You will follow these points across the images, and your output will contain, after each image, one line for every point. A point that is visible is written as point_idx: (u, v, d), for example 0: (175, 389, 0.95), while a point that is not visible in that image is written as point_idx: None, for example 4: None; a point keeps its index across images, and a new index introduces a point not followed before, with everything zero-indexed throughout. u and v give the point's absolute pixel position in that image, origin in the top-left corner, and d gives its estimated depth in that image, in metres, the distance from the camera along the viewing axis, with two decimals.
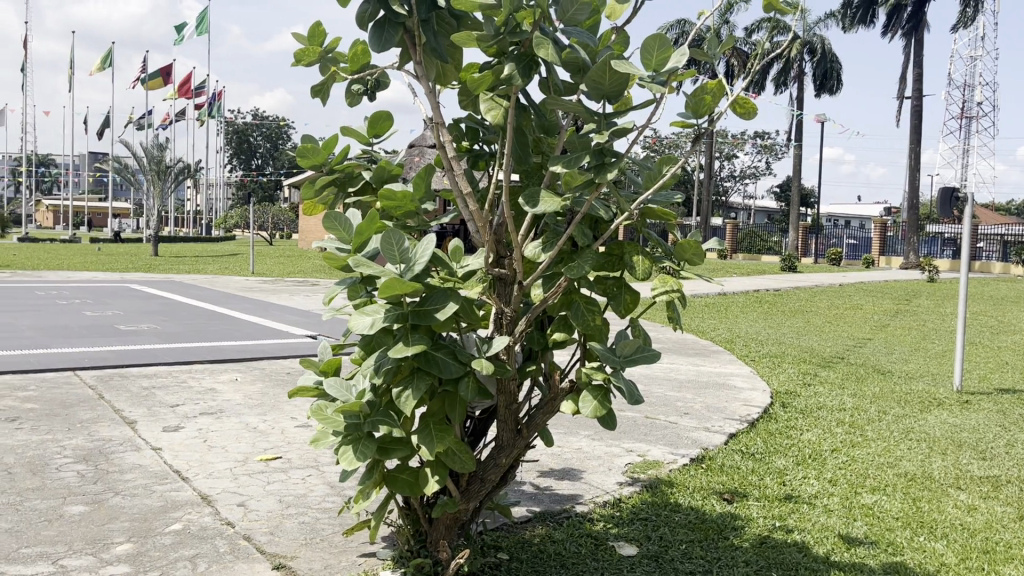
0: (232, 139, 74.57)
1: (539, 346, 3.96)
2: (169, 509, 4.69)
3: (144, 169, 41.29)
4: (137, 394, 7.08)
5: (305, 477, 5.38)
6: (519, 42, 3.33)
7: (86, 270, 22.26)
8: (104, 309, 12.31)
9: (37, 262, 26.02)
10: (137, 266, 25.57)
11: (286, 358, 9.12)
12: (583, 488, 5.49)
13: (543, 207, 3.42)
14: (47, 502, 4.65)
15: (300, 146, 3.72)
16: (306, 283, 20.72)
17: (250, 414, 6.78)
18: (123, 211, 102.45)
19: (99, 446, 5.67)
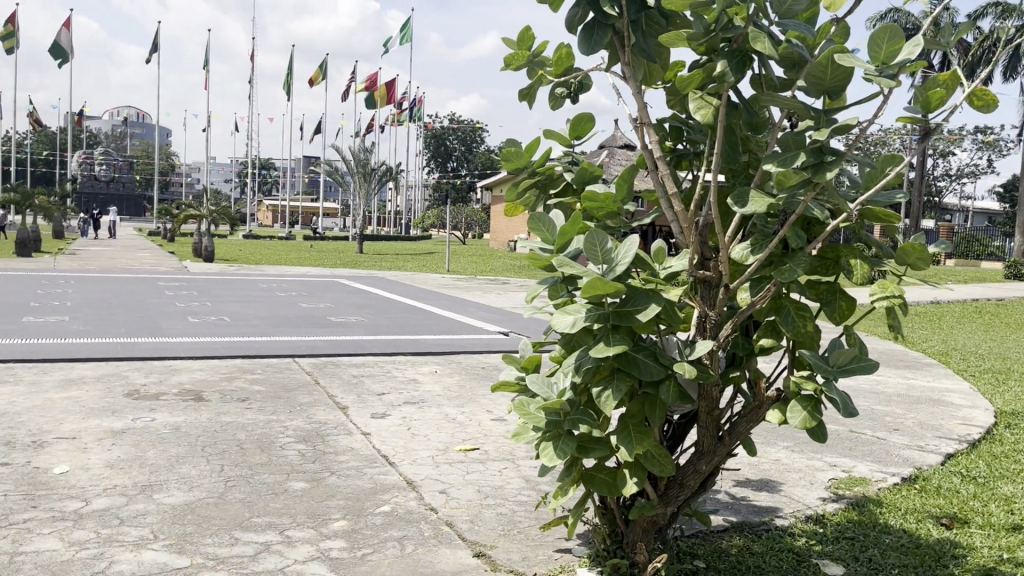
0: (430, 142, 78.10)
1: (744, 352, 3.83)
2: (379, 491, 4.99)
3: (351, 170, 44.13)
4: (348, 381, 7.60)
5: (501, 469, 5.54)
6: (732, 38, 3.25)
7: (300, 265, 24.14)
8: (317, 301, 13.26)
9: (259, 257, 28.52)
10: (344, 263, 27.35)
11: (482, 353, 9.43)
12: (782, 501, 5.28)
13: (752, 208, 3.32)
14: (274, 477, 5.09)
15: (504, 149, 3.85)
16: (497, 281, 21.31)
17: (449, 404, 7.09)
18: (331, 211, 110.02)
19: (316, 427, 6.14)
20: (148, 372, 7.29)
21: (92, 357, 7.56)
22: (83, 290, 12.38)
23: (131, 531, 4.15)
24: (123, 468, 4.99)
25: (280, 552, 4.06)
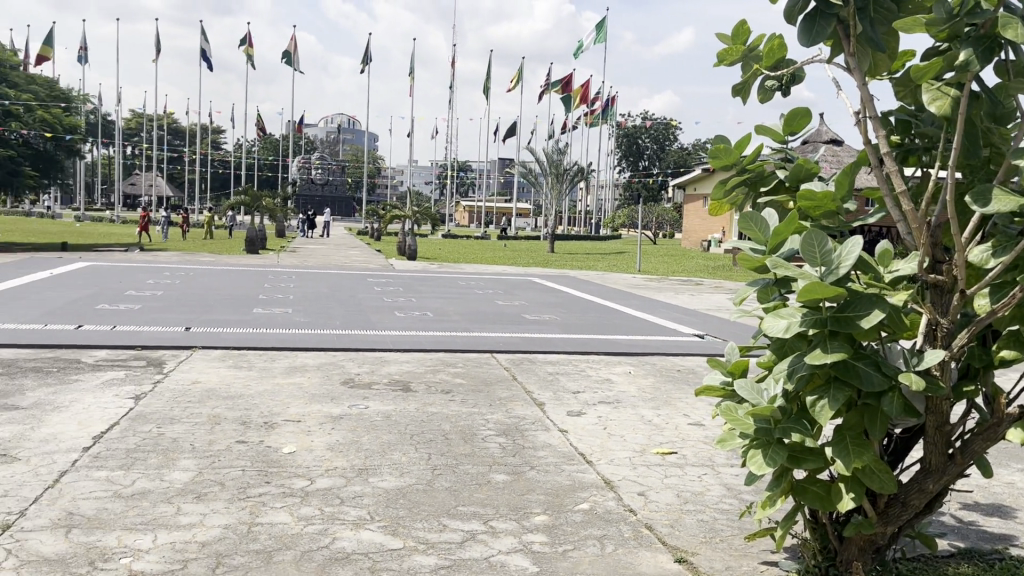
0: (623, 142, 77.75)
1: (981, 364, 3.50)
2: (578, 489, 5.03)
3: (545, 171, 44.80)
4: (544, 379, 7.73)
5: (701, 475, 5.42)
6: (976, 23, 2.99)
7: (495, 264, 24.84)
8: (512, 299, 13.60)
9: (457, 256, 29.62)
10: (537, 262, 27.83)
11: (678, 355, 9.25)
12: (1017, 529, 4.79)
13: (997, 207, 3.01)
14: (477, 468, 5.27)
15: (714, 147, 3.74)
16: (690, 282, 20.86)
17: (645, 406, 7.03)
18: (524, 211, 112.28)
19: (516, 422, 6.30)
20: (361, 362, 7.79)
21: (312, 347, 8.17)
22: (302, 284, 13.42)
23: (350, 511, 4.44)
24: (342, 451, 5.36)
25: (485, 541, 4.20)
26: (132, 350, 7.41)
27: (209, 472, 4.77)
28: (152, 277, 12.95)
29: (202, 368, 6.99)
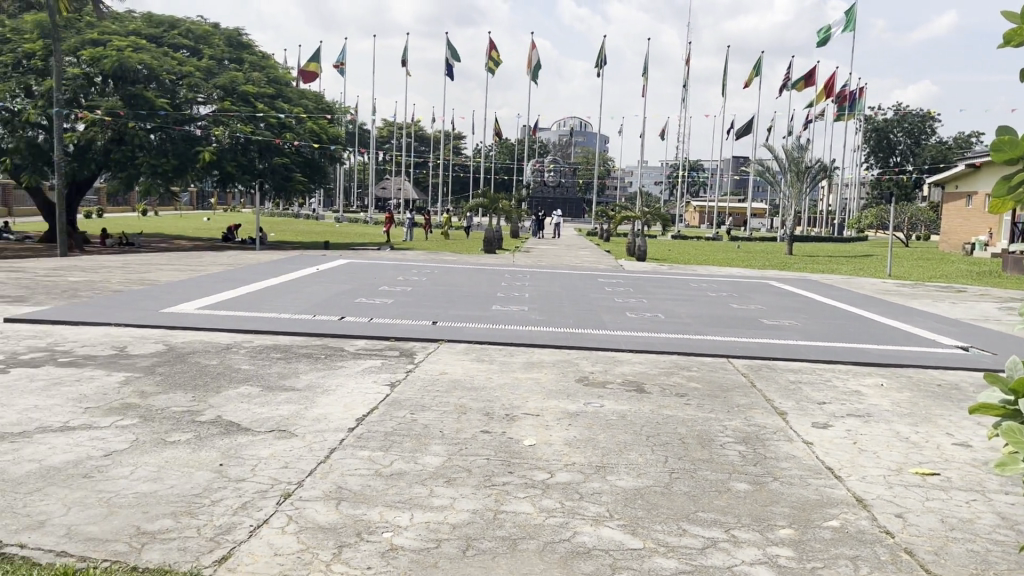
0: (872, 137, 72.15)
1: None
2: (826, 505, 4.76)
3: (784, 170, 42.68)
4: (785, 387, 7.39)
5: (968, 501, 4.92)
6: None
7: (728, 266, 24.07)
8: (748, 303, 13.13)
9: (689, 257, 29.03)
10: (774, 265, 26.60)
11: (938, 369, 8.45)
12: None
13: None
14: (717, 474, 5.15)
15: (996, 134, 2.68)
16: (951, 289, 18.95)
17: (901, 422, 6.51)
18: (759, 212, 107.65)
19: (756, 430, 6.08)
20: (596, 361, 7.88)
21: (549, 343, 8.40)
22: (537, 283, 13.82)
23: (590, 507, 4.50)
24: (580, 448, 5.45)
25: (727, 550, 4.09)
26: (387, 341, 8.01)
27: (458, 459, 5.04)
28: (403, 274, 13.94)
29: (449, 360, 7.41)
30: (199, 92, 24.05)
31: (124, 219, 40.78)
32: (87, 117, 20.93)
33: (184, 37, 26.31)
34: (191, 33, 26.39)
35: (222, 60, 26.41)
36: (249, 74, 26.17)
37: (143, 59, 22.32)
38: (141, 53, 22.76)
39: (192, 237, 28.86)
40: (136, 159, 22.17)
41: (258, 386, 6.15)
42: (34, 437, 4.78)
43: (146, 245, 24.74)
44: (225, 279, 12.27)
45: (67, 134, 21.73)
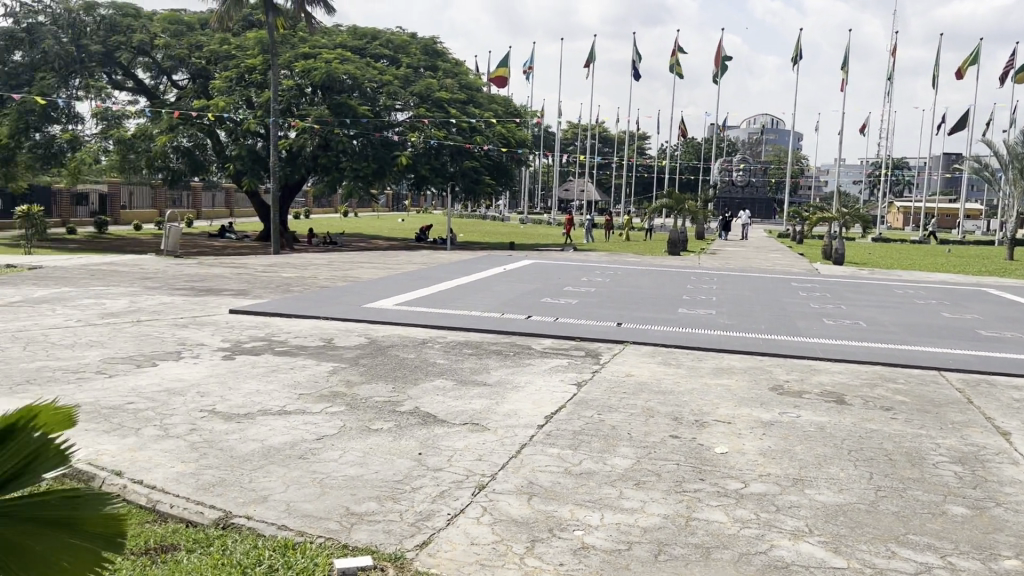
0: None
1: None
2: None
3: (1004, 167, 38.81)
4: (1008, 405, 6.72)
5: None
6: None
7: (938, 272, 22.24)
8: (961, 311, 12.08)
9: (893, 261, 27.09)
10: (992, 270, 24.30)
11: None
12: None
13: None
14: (930, 496, 4.76)
15: None
16: None
17: None
18: (973, 213, 98.60)
19: (974, 451, 5.57)
20: (790, 369, 7.54)
21: (739, 349, 8.14)
22: (726, 287, 13.43)
23: (788, 521, 4.30)
24: (776, 458, 5.23)
25: None
26: (573, 341, 8.07)
27: (647, 462, 4.98)
28: (587, 275, 14.00)
29: (636, 362, 7.36)
30: (397, 100, 25.33)
31: (327, 220, 43.74)
32: (298, 125, 22.63)
33: (384, 47, 27.84)
34: (390, 43, 27.92)
35: (418, 68, 27.71)
36: (442, 81, 27.28)
37: (348, 70, 23.84)
38: (346, 64, 24.34)
39: (388, 237, 30.51)
40: (339, 164, 23.71)
41: (452, 380, 6.39)
42: (257, 419, 5.22)
43: (348, 245, 26.38)
44: (420, 277, 12.86)
45: (281, 141, 23.61)
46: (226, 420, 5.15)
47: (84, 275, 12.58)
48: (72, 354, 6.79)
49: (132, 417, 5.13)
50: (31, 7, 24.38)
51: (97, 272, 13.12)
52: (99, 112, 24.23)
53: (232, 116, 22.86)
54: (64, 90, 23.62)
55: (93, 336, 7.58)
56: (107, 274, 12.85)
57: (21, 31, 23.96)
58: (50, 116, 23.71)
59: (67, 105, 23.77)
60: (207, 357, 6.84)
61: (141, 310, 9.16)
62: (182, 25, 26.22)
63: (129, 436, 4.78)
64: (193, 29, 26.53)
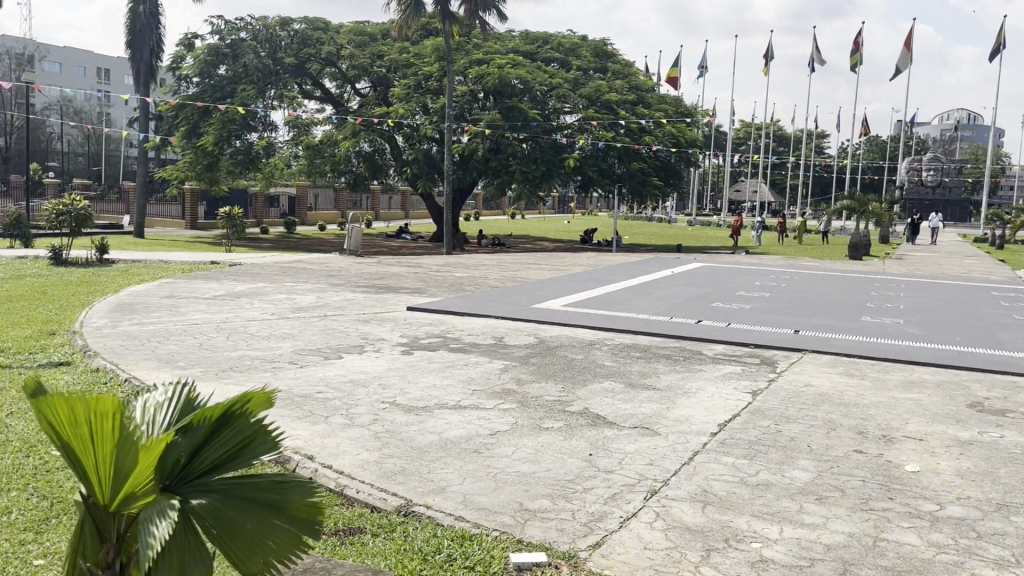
0: None
1: None
2: None
3: None
4: None
5: None
6: None
7: None
8: None
9: None
10: None
11: None
12: None
13: None
14: None
15: None
16: None
17: None
18: None
19: None
20: (991, 385, 6.93)
21: (930, 361, 7.57)
22: (913, 294, 12.54)
23: (991, 549, 3.94)
24: (976, 481, 4.81)
25: None
26: (746, 347, 7.81)
27: (830, 476, 4.73)
28: (760, 279, 13.52)
29: (815, 372, 7.01)
30: (567, 102, 25.54)
31: (495, 222, 44.75)
32: (470, 129, 23.33)
33: (555, 51, 28.21)
34: (561, 46, 28.24)
35: (589, 70, 27.87)
36: (612, 83, 27.24)
37: (519, 74, 24.36)
38: (518, 69, 24.86)
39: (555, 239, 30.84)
40: (509, 166, 24.19)
41: (622, 383, 6.35)
42: (434, 412, 5.42)
43: (516, 246, 26.87)
44: (588, 279, 12.89)
45: (453, 145, 24.40)
46: (406, 412, 5.37)
47: (276, 272, 13.55)
48: (268, 345, 7.33)
49: (321, 406, 5.46)
50: (234, 24, 26.55)
51: (288, 269, 14.08)
52: (291, 120, 26.00)
53: (409, 122, 23.88)
54: (262, 100, 25.52)
55: (285, 329, 8.14)
56: (297, 271, 13.78)
57: (226, 47, 26.13)
58: (248, 124, 25.68)
59: (263, 114, 25.64)
60: (387, 351, 7.17)
61: (326, 305, 9.74)
62: (366, 36, 27.71)
63: (318, 423, 5.09)
64: (376, 39, 27.98)
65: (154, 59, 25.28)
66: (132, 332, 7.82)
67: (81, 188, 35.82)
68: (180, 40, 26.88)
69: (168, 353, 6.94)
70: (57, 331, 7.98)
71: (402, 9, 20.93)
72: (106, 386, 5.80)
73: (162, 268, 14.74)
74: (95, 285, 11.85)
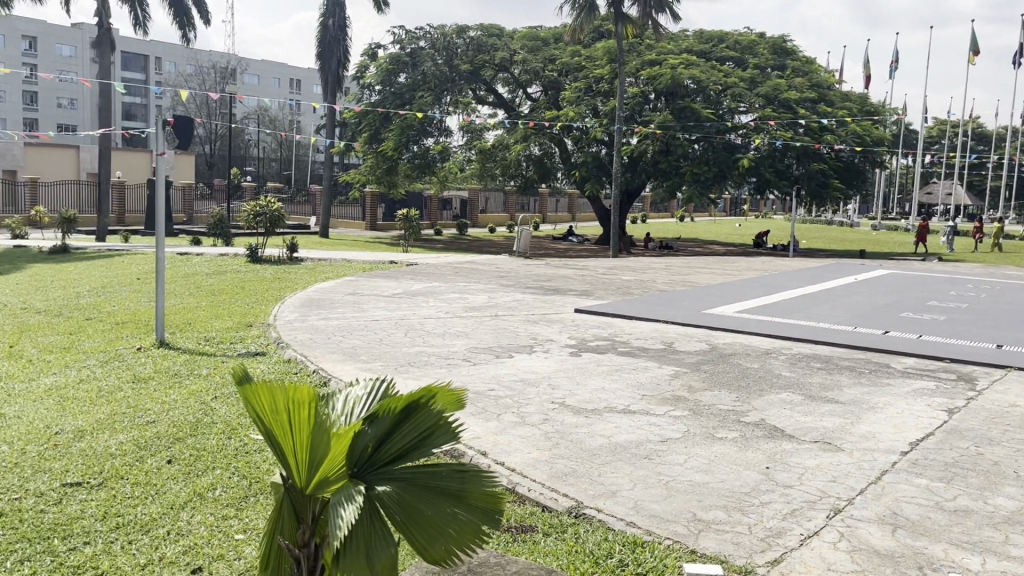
0: None
1: None
2: None
3: None
4: None
5: None
6: None
7: None
8: None
9: None
10: None
11: None
12: None
13: None
14: None
15: None
16: None
17: None
18: None
19: None
20: None
21: None
22: None
23: None
24: None
25: None
26: (940, 362, 7.24)
27: None
28: (956, 289, 12.50)
29: (1020, 392, 6.38)
30: (742, 102, 24.78)
31: (662, 225, 44.11)
32: (641, 131, 23.15)
33: (731, 49, 27.47)
34: (738, 44, 27.48)
35: (767, 68, 26.91)
36: (791, 81, 26.16)
37: (692, 74, 23.90)
38: (692, 69, 24.39)
39: (726, 243, 29.99)
40: (680, 168, 23.73)
41: (801, 395, 6.05)
42: (604, 415, 5.38)
43: (684, 249, 26.31)
44: (762, 284, 12.44)
45: (623, 147, 24.29)
46: (576, 414, 5.37)
47: (449, 272, 14.00)
48: (442, 342, 7.58)
49: (494, 403, 5.57)
50: (414, 34, 27.73)
51: (460, 269, 14.52)
52: (465, 125, 26.81)
53: (579, 124, 23.99)
54: (438, 106, 26.47)
55: (459, 327, 8.39)
56: (469, 271, 14.18)
57: (406, 56, 27.33)
58: (426, 130, 26.68)
59: (440, 120, 26.59)
60: (557, 352, 7.22)
61: (497, 305, 9.95)
62: (539, 40, 28.11)
63: (491, 420, 5.19)
64: (548, 44, 28.33)
65: (341, 69, 26.82)
66: (319, 326, 8.33)
67: (274, 191, 38.62)
68: (364, 51, 28.37)
69: (352, 346, 7.33)
70: (254, 323, 8.63)
71: (576, 12, 21.06)
72: (298, 376, 6.20)
73: (346, 266, 15.61)
74: (286, 281, 12.72)
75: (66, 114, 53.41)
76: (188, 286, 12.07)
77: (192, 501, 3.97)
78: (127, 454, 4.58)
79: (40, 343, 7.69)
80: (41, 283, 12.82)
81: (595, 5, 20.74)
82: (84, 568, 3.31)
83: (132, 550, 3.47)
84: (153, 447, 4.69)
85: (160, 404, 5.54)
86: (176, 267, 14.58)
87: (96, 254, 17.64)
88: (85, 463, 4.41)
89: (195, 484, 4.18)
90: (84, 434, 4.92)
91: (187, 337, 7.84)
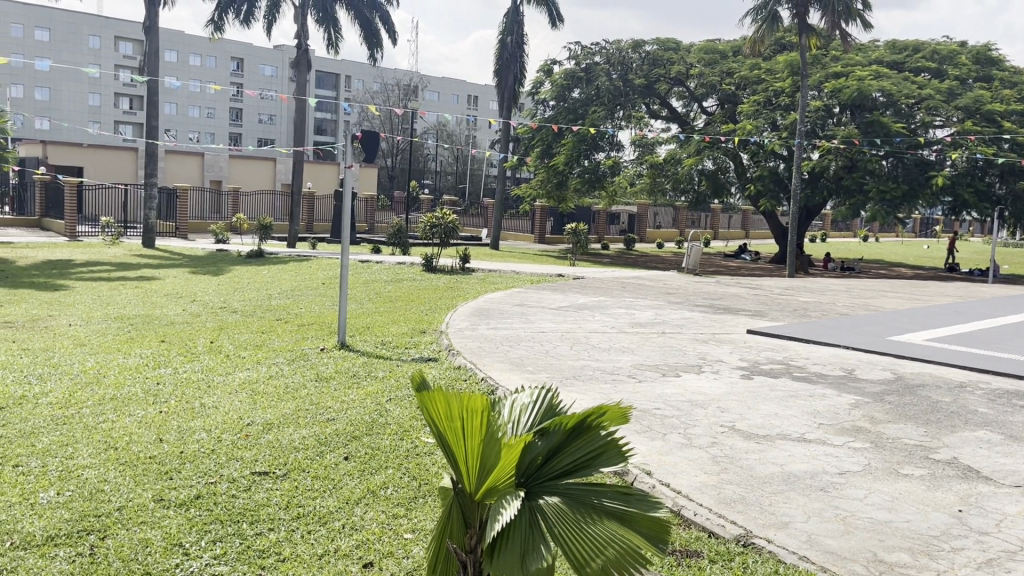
0: None
1: None
2: None
3: None
4: None
5: None
6: None
7: None
8: None
9: None
10: None
11: None
12: None
13: None
14: None
15: None
16: None
17: None
18: None
19: None
20: None
21: None
22: None
23: None
24: None
25: None
26: None
27: None
28: None
29: None
30: (939, 115, 23.16)
31: (843, 244, 41.95)
32: (823, 145, 22.16)
33: (928, 59, 25.74)
34: (936, 54, 25.69)
35: (968, 79, 25.02)
36: (996, 92, 24.16)
37: (882, 86, 22.59)
38: (882, 80, 23.02)
39: (916, 266, 28.09)
40: (865, 185, 22.43)
41: (1000, 435, 5.50)
42: (776, 442, 5.14)
43: (867, 271, 24.78)
44: (956, 312, 11.47)
45: (804, 162, 23.32)
46: (746, 439, 5.17)
47: (618, 287, 13.95)
48: (608, 357, 7.54)
49: (659, 422, 5.46)
50: (590, 49, 27.86)
51: (629, 285, 14.42)
52: (637, 139, 26.74)
53: (757, 138, 23.29)
54: (611, 121, 26.56)
55: (624, 343, 8.32)
56: (637, 287, 14.04)
57: (581, 71, 27.54)
58: (597, 145, 26.71)
59: (612, 134, 26.60)
60: (726, 373, 7.00)
61: (665, 322, 9.77)
62: (717, 53, 27.56)
63: (656, 439, 5.09)
64: (726, 57, 27.71)
65: (517, 86, 27.42)
66: (488, 335, 8.51)
67: (450, 203, 40.06)
68: (541, 67, 28.85)
69: (518, 357, 7.43)
70: (427, 329, 8.96)
71: (757, 24, 20.44)
72: (466, 384, 6.38)
73: (515, 278, 15.90)
74: (459, 290, 13.13)
75: (265, 129, 57.86)
76: (369, 292, 12.71)
77: (365, 498, 4.16)
78: (309, 448, 4.86)
79: (237, 340, 8.35)
80: (239, 285, 13.88)
81: (779, 16, 20.00)
82: (268, 552, 3.54)
83: (312, 540, 3.67)
84: (333, 443, 4.96)
85: (340, 403, 5.87)
86: (357, 274, 15.42)
87: (287, 260, 19.01)
88: (271, 454, 4.73)
89: (369, 481, 4.38)
90: (273, 426, 5.28)
91: (365, 340, 8.26)
